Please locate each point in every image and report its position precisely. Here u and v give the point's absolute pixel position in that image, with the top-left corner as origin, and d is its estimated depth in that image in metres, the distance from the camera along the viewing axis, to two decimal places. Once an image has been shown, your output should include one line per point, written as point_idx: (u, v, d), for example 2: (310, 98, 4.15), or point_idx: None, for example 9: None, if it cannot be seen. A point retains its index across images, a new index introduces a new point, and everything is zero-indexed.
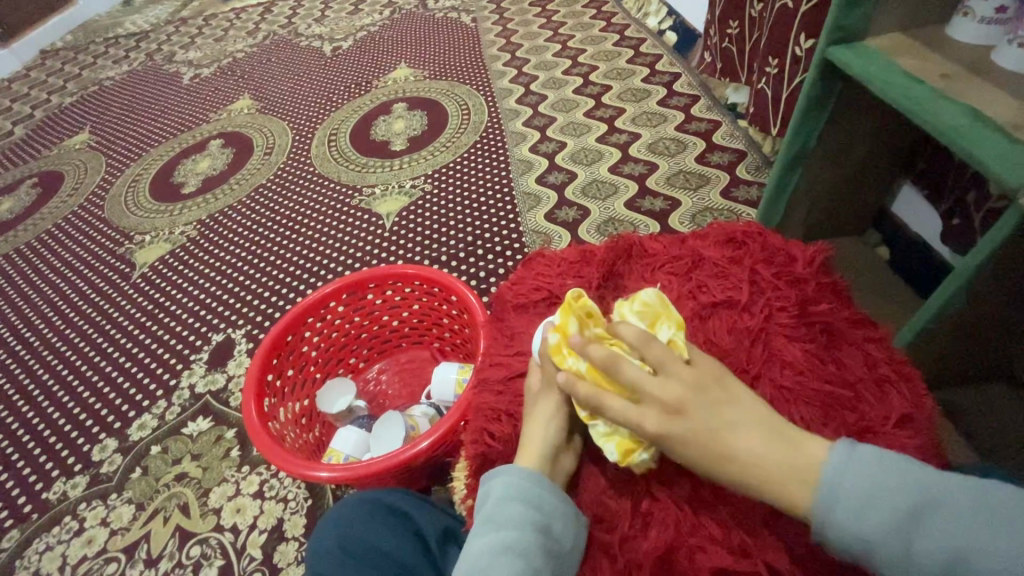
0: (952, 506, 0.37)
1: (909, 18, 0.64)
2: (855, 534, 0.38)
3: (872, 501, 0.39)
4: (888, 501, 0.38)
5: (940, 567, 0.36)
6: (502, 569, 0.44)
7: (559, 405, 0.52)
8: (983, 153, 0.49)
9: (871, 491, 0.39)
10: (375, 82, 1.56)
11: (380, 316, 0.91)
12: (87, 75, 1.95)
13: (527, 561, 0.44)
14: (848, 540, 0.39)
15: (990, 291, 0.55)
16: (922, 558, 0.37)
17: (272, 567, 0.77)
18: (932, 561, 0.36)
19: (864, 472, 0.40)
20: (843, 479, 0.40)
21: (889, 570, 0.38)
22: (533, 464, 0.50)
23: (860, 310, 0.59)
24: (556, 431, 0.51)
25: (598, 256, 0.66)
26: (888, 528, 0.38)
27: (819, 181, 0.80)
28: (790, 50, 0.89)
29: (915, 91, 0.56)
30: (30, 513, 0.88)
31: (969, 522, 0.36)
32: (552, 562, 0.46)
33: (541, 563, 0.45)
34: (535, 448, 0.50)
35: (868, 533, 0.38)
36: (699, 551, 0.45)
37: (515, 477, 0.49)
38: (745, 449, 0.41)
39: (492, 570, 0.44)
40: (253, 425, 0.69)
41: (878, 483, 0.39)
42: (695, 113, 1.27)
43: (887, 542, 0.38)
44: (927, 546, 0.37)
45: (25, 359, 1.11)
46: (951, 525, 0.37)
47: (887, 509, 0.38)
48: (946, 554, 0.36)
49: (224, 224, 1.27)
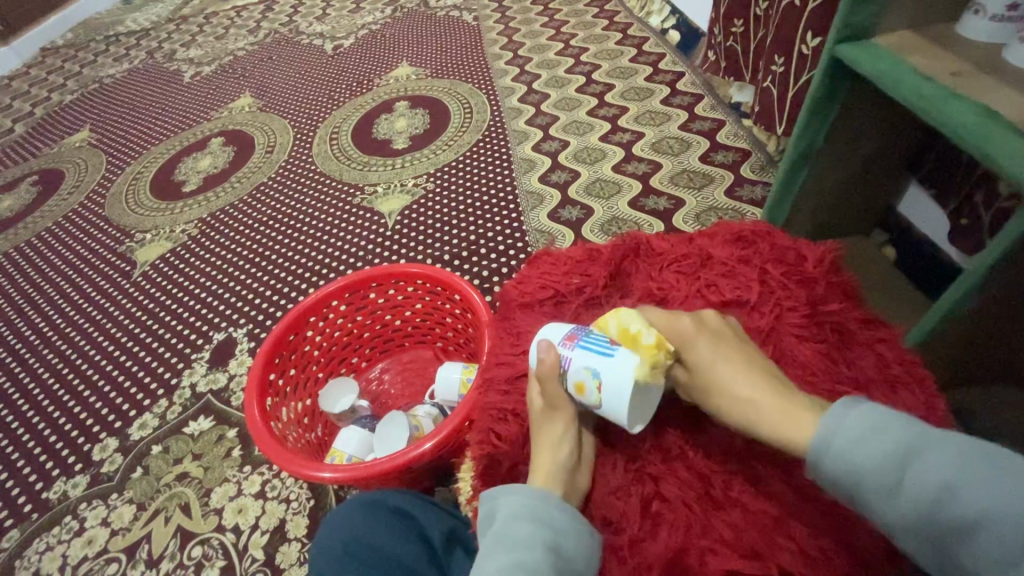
0: (949, 444, 0.37)
1: (919, 15, 0.63)
2: (847, 461, 0.39)
3: (869, 433, 0.40)
4: (886, 435, 0.39)
5: (926, 498, 0.36)
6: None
7: (568, 426, 0.51)
8: (996, 150, 0.49)
9: (871, 426, 0.40)
10: (377, 80, 1.56)
11: (383, 315, 0.90)
12: (87, 72, 1.94)
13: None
14: (841, 470, 0.40)
15: (1001, 291, 0.55)
16: (910, 491, 0.37)
17: (275, 568, 0.76)
18: (919, 493, 0.36)
19: (867, 410, 0.41)
20: (844, 413, 0.41)
21: (879, 504, 0.38)
22: (544, 484, 0.49)
23: (870, 309, 0.58)
24: (568, 451, 0.50)
25: (604, 254, 0.66)
26: (881, 460, 0.38)
27: (826, 181, 0.80)
28: (796, 48, 0.88)
29: (925, 89, 0.55)
30: (30, 513, 0.88)
31: (962, 458, 0.36)
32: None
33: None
34: (546, 468, 0.50)
35: (860, 462, 0.39)
36: (710, 553, 0.45)
37: (526, 496, 0.48)
38: (741, 376, 0.48)
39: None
40: (256, 424, 0.68)
41: (879, 420, 0.40)
42: (699, 112, 1.26)
43: (878, 471, 0.38)
44: (918, 481, 0.37)
45: (26, 358, 1.10)
46: (944, 459, 0.36)
47: (882, 441, 0.39)
48: (934, 487, 0.36)
49: (225, 222, 1.27)
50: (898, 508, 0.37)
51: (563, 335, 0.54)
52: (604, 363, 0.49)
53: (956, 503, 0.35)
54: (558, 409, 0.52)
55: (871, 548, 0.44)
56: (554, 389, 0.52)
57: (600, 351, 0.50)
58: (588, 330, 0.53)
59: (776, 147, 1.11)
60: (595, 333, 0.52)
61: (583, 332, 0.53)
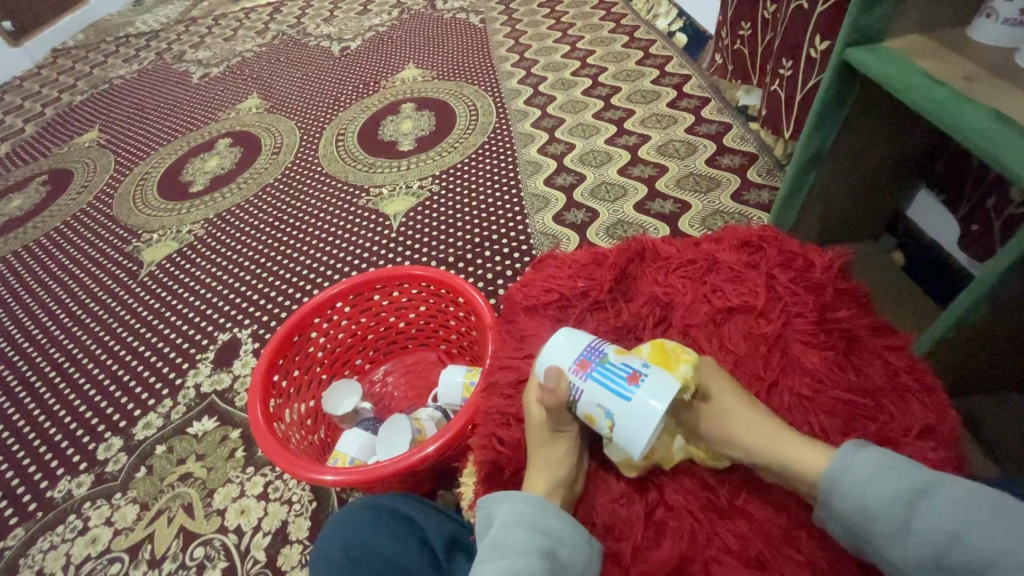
0: (954, 489, 0.38)
1: (929, 19, 0.62)
2: (857, 505, 0.40)
3: (877, 476, 0.40)
4: (894, 479, 0.40)
5: (934, 543, 0.37)
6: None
7: (570, 448, 0.50)
8: (1010, 156, 0.48)
9: (878, 471, 0.41)
10: (383, 82, 1.56)
11: (387, 317, 0.90)
12: (98, 73, 1.95)
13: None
14: (850, 511, 0.41)
15: (1012, 300, 0.54)
16: (918, 535, 0.38)
17: (276, 570, 0.76)
18: (927, 538, 0.37)
19: (872, 454, 0.42)
20: (851, 455, 0.42)
21: (888, 545, 0.39)
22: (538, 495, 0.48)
23: (880, 317, 0.58)
24: (568, 470, 0.50)
25: (609, 258, 0.65)
26: (890, 503, 0.39)
27: (836, 184, 0.79)
28: (805, 52, 0.87)
29: (936, 94, 0.54)
30: (35, 511, 0.88)
31: (966, 503, 0.37)
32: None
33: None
34: (542, 479, 0.49)
35: (869, 505, 0.40)
36: (714, 563, 0.45)
37: (520, 504, 0.47)
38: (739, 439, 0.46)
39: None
40: (259, 425, 0.68)
41: (885, 464, 0.41)
42: (706, 115, 1.26)
43: (886, 514, 0.39)
44: (926, 524, 0.38)
45: (31, 356, 1.11)
46: (949, 505, 0.37)
47: (890, 484, 0.40)
48: (943, 534, 0.37)
49: (232, 222, 1.27)
50: (907, 550, 0.38)
51: (574, 359, 0.50)
52: (619, 405, 0.46)
53: (965, 550, 0.36)
54: (561, 431, 0.51)
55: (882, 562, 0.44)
56: (562, 416, 0.50)
57: (614, 389, 0.47)
58: (603, 356, 0.49)
59: (783, 151, 1.10)
60: (611, 361, 0.49)
61: (598, 359, 0.49)
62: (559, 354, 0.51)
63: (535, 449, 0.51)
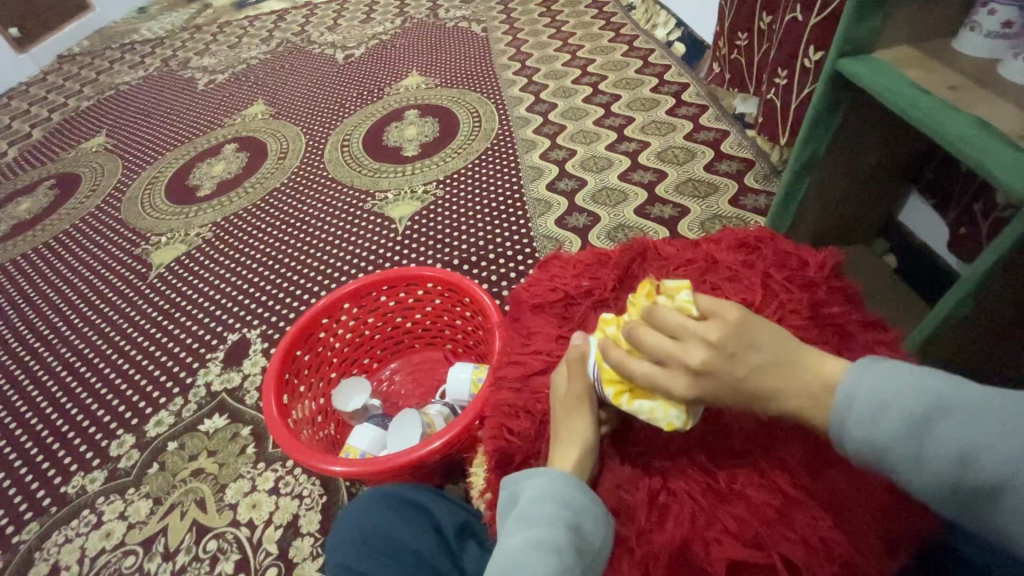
0: (966, 409, 0.36)
1: (918, 32, 0.66)
2: (865, 439, 0.38)
3: (882, 407, 0.38)
4: (902, 405, 0.37)
5: (948, 467, 0.35)
6: (538, 567, 0.43)
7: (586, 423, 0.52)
8: (991, 161, 0.51)
9: (883, 398, 0.38)
10: (387, 89, 1.59)
11: (394, 318, 0.93)
12: (104, 80, 1.98)
13: (562, 559, 0.43)
14: (861, 447, 0.39)
15: (996, 298, 0.57)
16: (932, 461, 0.36)
17: (288, 563, 0.78)
18: (940, 463, 0.35)
19: (874, 380, 0.39)
20: (854, 387, 0.40)
21: (904, 475, 0.37)
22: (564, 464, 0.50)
23: (871, 314, 0.61)
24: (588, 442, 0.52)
25: (612, 259, 0.68)
26: (900, 435, 0.37)
27: (830, 189, 0.81)
28: (799, 62, 0.91)
29: (923, 103, 0.58)
30: (49, 507, 0.90)
31: (979, 424, 0.35)
32: (583, 561, 0.45)
33: (574, 561, 0.44)
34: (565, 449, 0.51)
35: (880, 440, 0.38)
36: (714, 543, 0.47)
37: (549, 478, 0.49)
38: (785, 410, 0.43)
39: (527, 567, 0.43)
40: (273, 418, 0.71)
41: (893, 388, 0.38)
42: (704, 122, 1.29)
43: (898, 445, 0.37)
44: (939, 448, 0.35)
45: (42, 356, 1.13)
46: (961, 427, 0.35)
47: (899, 414, 0.37)
48: (954, 456, 0.35)
49: (240, 226, 1.30)
50: (922, 477, 0.36)
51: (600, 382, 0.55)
52: None
53: (978, 470, 0.34)
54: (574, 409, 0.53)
55: (866, 541, 0.47)
56: (580, 372, 0.54)
57: None
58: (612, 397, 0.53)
59: (779, 157, 1.14)
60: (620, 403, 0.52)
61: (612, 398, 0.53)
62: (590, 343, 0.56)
63: (561, 420, 0.53)
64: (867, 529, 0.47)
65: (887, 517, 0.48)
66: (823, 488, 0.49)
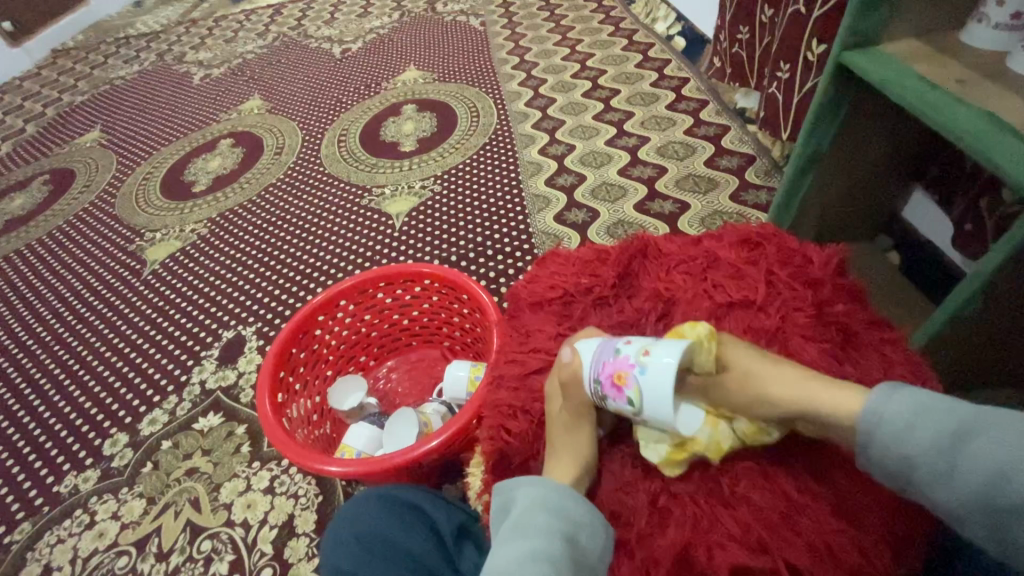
0: (1001, 428, 0.36)
1: (924, 25, 0.64)
2: (895, 452, 0.39)
3: (914, 423, 0.39)
4: (935, 421, 0.38)
5: (980, 483, 0.35)
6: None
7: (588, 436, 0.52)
8: (999, 154, 0.50)
9: (917, 415, 0.39)
10: (384, 83, 1.58)
11: (391, 315, 0.92)
12: (98, 74, 1.96)
13: (557, 568, 0.42)
14: (891, 460, 0.39)
15: (1004, 295, 0.56)
16: (963, 477, 0.36)
17: (283, 563, 0.77)
18: (972, 479, 0.36)
19: (912, 397, 0.40)
20: (887, 402, 0.41)
21: (934, 491, 0.38)
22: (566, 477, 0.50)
23: (875, 312, 0.59)
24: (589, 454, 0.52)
25: (612, 255, 0.67)
26: (931, 449, 0.38)
27: (833, 185, 0.80)
28: (802, 55, 0.89)
29: (931, 96, 0.56)
30: (41, 506, 0.89)
31: (1015, 443, 0.35)
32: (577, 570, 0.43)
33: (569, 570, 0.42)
34: (566, 460, 0.51)
35: (911, 453, 0.38)
36: (718, 547, 0.46)
37: (546, 489, 0.48)
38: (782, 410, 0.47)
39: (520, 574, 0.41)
40: (267, 418, 0.69)
41: (929, 405, 0.39)
42: (704, 117, 1.27)
43: (930, 459, 0.38)
44: (972, 465, 0.36)
45: (35, 354, 1.12)
46: (996, 445, 0.35)
47: (932, 428, 0.38)
48: (988, 474, 0.35)
49: (235, 222, 1.28)
50: (952, 492, 0.37)
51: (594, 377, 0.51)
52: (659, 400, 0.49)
53: (1011, 489, 0.34)
54: (576, 418, 0.53)
55: (871, 544, 0.45)
56: (574, 391, 0.53)
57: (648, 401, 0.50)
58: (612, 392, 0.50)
59: (781, 152, 1.12)
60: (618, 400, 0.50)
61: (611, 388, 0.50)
62: (580, 356, 0.54)
63: (559, 437, 0.53)
64: (874, 534, 0.46)
65: (890, 520, 0.47)
66: (828, 490, 0.48)
